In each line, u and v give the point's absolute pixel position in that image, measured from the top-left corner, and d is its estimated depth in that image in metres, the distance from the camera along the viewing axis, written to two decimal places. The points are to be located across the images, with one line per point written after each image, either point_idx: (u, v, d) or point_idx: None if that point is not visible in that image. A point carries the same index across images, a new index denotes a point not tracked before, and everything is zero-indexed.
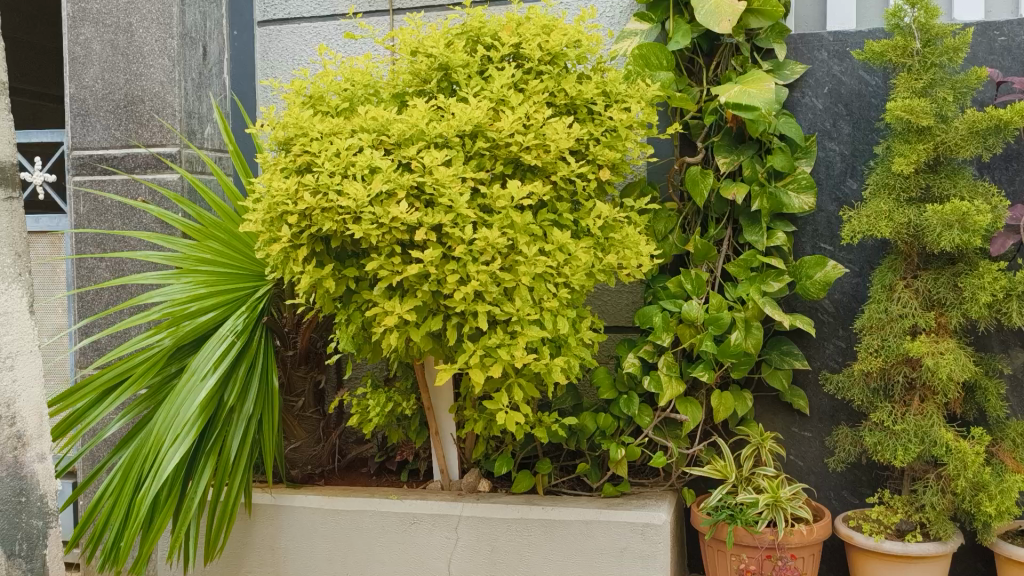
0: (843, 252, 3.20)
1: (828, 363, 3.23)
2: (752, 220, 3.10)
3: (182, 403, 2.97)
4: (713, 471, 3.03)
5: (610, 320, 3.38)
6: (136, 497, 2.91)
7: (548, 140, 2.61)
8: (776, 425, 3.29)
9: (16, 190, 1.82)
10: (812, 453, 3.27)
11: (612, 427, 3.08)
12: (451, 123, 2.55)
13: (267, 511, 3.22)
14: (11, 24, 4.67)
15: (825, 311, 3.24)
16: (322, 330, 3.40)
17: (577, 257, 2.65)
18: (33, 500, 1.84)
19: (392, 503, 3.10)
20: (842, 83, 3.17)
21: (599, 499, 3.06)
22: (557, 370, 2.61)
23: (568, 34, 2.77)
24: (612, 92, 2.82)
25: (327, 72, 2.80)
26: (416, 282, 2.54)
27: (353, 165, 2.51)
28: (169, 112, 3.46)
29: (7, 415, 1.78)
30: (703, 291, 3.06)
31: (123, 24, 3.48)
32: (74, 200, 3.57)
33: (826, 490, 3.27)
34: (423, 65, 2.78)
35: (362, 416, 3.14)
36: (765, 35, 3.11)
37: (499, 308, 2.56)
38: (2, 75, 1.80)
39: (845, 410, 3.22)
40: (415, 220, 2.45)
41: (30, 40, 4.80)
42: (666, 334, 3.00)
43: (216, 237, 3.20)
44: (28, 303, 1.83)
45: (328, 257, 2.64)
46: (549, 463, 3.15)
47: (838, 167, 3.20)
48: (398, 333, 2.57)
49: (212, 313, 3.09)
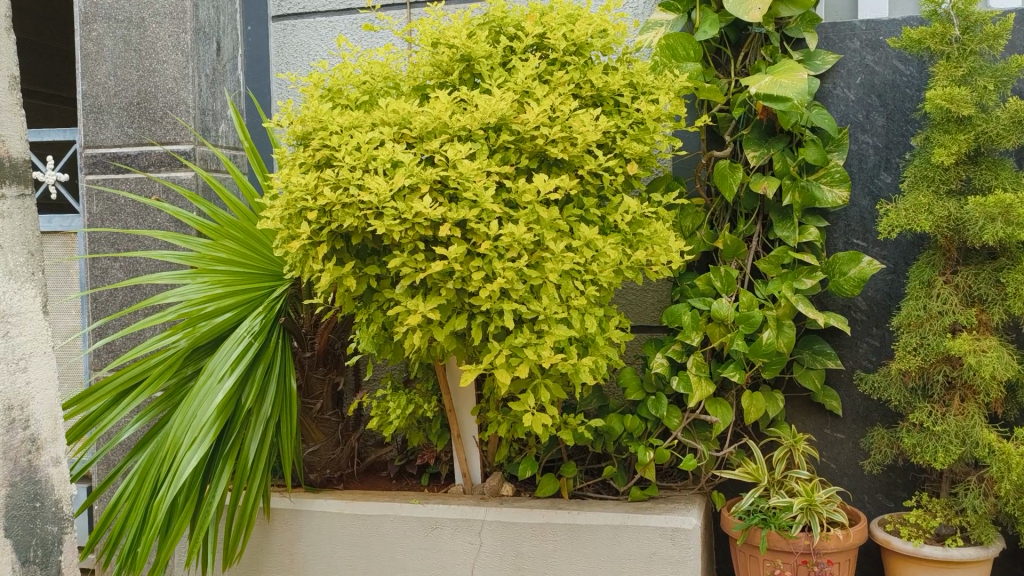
0: (877, 248, 3.11)
1: (862, 363, 3.13)
2: (783, 216, 3.02)
3: (198, 406, 2.89)
4: (745, 474, 2.93)
5: (636, 319, 3.29)
6: (152, 503, 2.83)
7: (576, 132, 2.53)
8: (808, 427, 3.19)
9: (29, 187, 1.76)
10: (845, 456, 3.17)
11: (640, 429, 2.99)
12: (475, 116, 2.46)
13: (286, 516, 3.16)
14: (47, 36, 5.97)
15: (858, 309, 3.14)
16: (341, 330, 3.32)
17: (606, 253, 2.56)
18: (48, 506, 1.76)
19: (414, 508, 3.02)
20: (875, 72, 3.08)
21: (626, 503, 2.97)
22: (584, 371, 2.53)
23: (594, 24, 2.68)
24: (640, 84, 2.74)
25: (346, 64, 2.72)
26: (440, 279, 2.46)
27: (374, 159, 2.43)
28: (183, 108, 3.39)
29: (22, 417, 1.71)
30: (733, 288, 2.96)
31: (136, 19, 3.42)
32: (87, 199, 3.50)
33: (861, 494, 3.17)
34: (444, 56, 2.66)
35: (382, 419, 3.06)
36: (795, 24, 3.02)
37: (525, 306, 2.46)
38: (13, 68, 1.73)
39: (880, 411, 3.12)
40: (439, 216, 2.37)
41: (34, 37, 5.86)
42: (696, 333, 2.91)
43: (232, 235, 3.11)
44: (42, 303, 1.76)
45: (348, 255, 2.56)
46: (574, 467, 3.05)
47: (871, 160, 3.10)
48: (421, 333, 2.49)
49: (228, 313, 3.02)
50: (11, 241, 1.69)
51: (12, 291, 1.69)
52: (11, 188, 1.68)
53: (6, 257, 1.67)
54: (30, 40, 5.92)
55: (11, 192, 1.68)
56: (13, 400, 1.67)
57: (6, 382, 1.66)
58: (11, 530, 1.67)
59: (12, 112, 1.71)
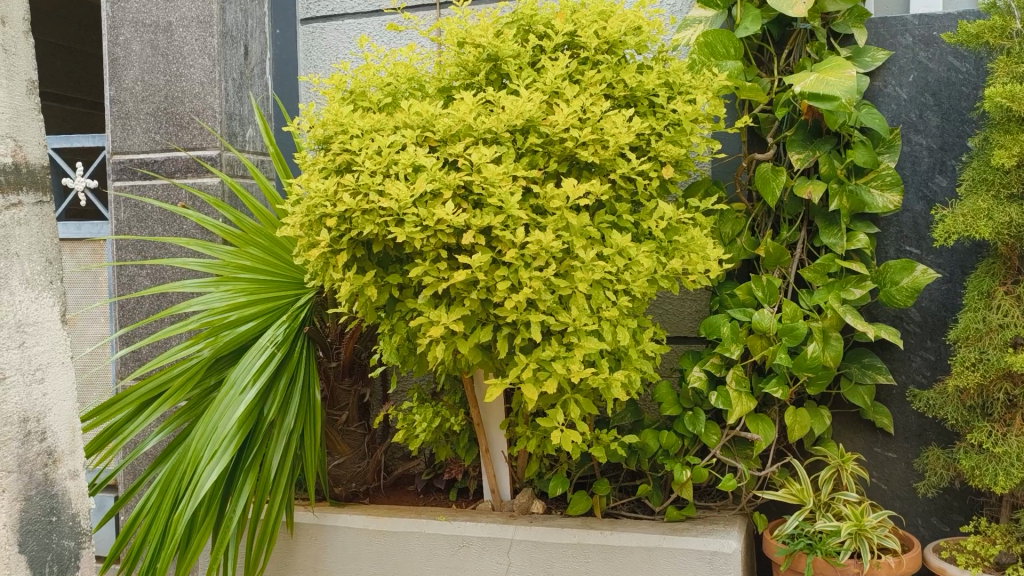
0: (931, 255, 2.92)
1: (916, 378, 2.95)
2: (830, 221, 2.85)
3: (220, 417, 2.79)
4: (789, 495, 2.76)
5: (673, 330, 3.14)
6: (172, 516, 2.74)
7: (607, 134, 2.40)
8: (857, 445, 3.01)
9: (46, 194, 1.83)
10: (896, 477, 2.98)
11: (677, 446, 2.84)
12: (501, 118, 2.35)
13: (311, 531, 3.08)
14: (68, 37, 6.45)
15: (911, 320, 2.96)
16: (367, 340, 3.23)
17: (639, 261, 2.43)
18: (65, 520, 1.81)
19: (440, 525, 2.91)
20: (929, 70, 2.90)
21: (662, 523, 2.82)
22: (616, 386, 2.40)
23: (627, 21, 2.55)
24: (676, 83, 2.60)
25: (369, 66, 2.63)
26: (463, 290, 2.34)
27: (396, 164, 2.33)
28: (209, 113, 3.34)
29: (38, 430, 1.76)
30: (776, 298, 2.81)
31: (163, 24, 3.37)
32: (115, 206, 3.48)
33: (914, 518, 2.98)
34: (470, 56, 2.55)
35: (408, 432, 2.96)
36: (843, 19, 2.86)
37: (554, 317, 2.34)
38: (33, 74, 1.81)
39: (935, 429, 2.93)
40: (462, 222, 2.25)
41: (61, 43, 6.38)
42: (736, 345, 2.75)
43: (257, 242, 3.04)
44: (60, 312, 1.83)
45: (370, 263, 2.45)
46: (607, 484, 2.91)
47: (925, 162, 2.92)
48: (445, 345, 2.36)
49: (252, 323, 2.93)
50: (28, 248, 1.75)
51: (30, 301, 1.75)
52: (28, 194, 1.76)
53: (23, 266, 1.74)
54: (56, 46, 6.45)
55: (28, 199, 1.76)
56: (29, 412, 1.73)
57: (22, 393, 1.71)
58: (27, 545, 1.71)
59: (30, 117, 1.78)
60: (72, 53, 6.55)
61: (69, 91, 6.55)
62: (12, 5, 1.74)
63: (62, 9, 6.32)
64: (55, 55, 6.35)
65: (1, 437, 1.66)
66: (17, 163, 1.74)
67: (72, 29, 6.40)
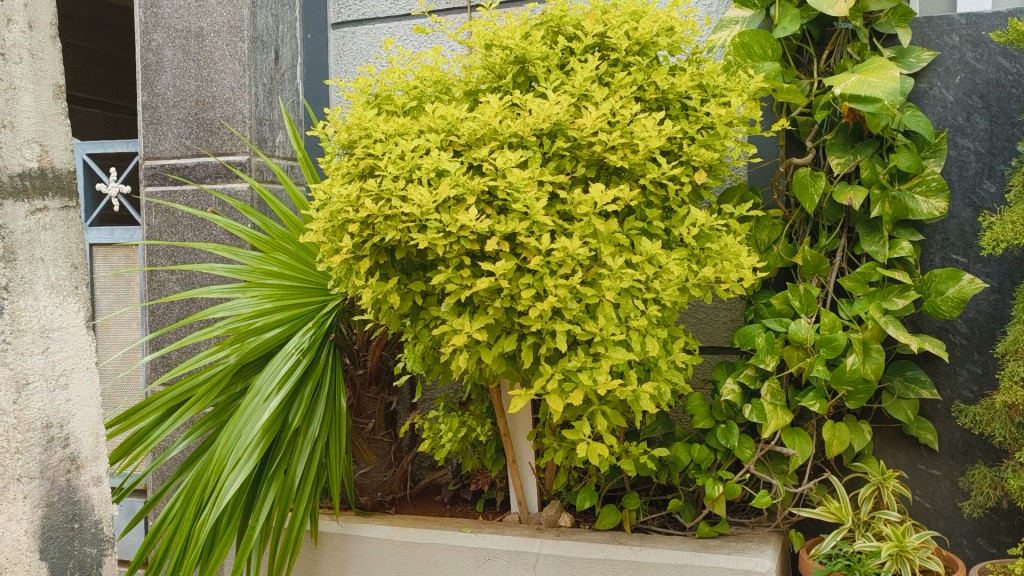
0: (979, 264, 2.79)
1: (961, 393, 2.81)
2: (871, 228, 2.74)
3: (244, 424, 2.76)
4: (826, 513, 2.66)
5: (706, 340, 3.05)
6: (196, 524, 2.71)
7: (637, 138, 2.33)
8: (899, 462, 2.88)
9: (73, 199, 1.80)
10: (941, 495, 2.85)
11: (709, 461, 2.74)
12: (527, 122, 2.29)
13: (335, 540, 3.04)
14: (108, 43, 6.59)
15: (958, 332, 2.83)
16: (394, 347, 3.18)
17: (669, 269, 2.35)
18: (87, 527, 1.79)
19: (465, 537, 2.85)
20: (977, 71, 2.78)
21: (693, 540, 2.72)
22: (645, 398, 2.32)
23: (660, 21, 2.48)
24: (710, 85, 2.53)
25: (395, 69, 2.58)
26: (487, 298, 2.28)
27: (419, 168, 2.28)
28: (239, 118, 3.33)
29: (61, 436, 1.74)
30: (814, 308, 2.71)
31: (195, 29, 3.38)
32: (146, 211, 3.49)
33: (959, 538, 2.84)
34: (497, 58, 2.50)
35: (434, 442, 2.90)
36: (887, 19, 2.76)
37: (580, 327, 2.28)
38: (61, 78, 1.79)
39: (982, 446, 2.79)
40: (486, 228, 2.19)
41: (99, 49, 6.51)
42: (771, 357, 2.66)
43: (284, 248, 3.02)
44: (85, 318, 1.80)
45: (393, 270, 2.41)
46: (637, 498, 2.83)
47: (972, 167, 2.80)
48: (468, 355, 2.31)
49: (278, 329, 2.89)
50: (54, 253, 1.73)
51: (55, 306, 1.73)
52: (54, 199, 1.74)
53: (48, 270, 1.72)
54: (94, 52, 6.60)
55: (54, 204, 1.74)
56: (52, 418, 1.71)
57: (45, 398, 1.69)
58: (48, 552, 1.69)
59: (57, 121, 1.76)
60: (109, 59, 6.70)
61: (104, 97, 6.68)
62: (39, 9, 1.72)
63: (103, 17, 6.47)
64: (93, 62, 6.48)
65: (22, 443, 1.64)
66: (43, 168, 1.72)
67: (111, 35, 6.53)
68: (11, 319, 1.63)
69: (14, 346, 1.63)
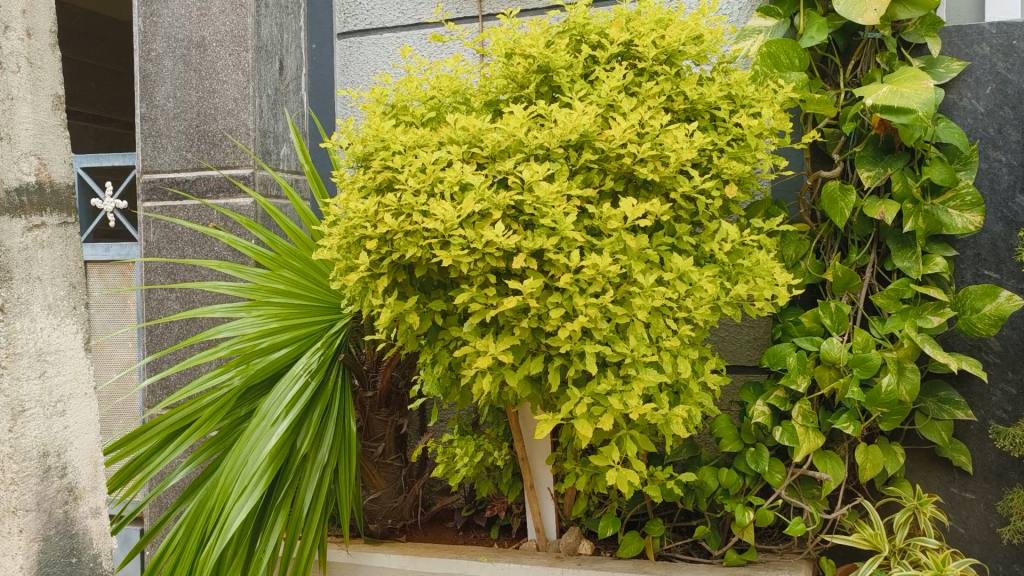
0: (1012, 280, 2.71)
1: (995, 413, 2.72)
2: (903, 244, 2.65)
3: (250, 451, 2.61)
4: (861, 541, 2.53)
5: (730, 359, 2.95)
6: (199, 556, 2.56)
7: (668, 150, 2.24)
8: (932, 485, 2.78)
9: (72, 215, 1.68)
10: (975, 520, 2.75)
11: (737, 485, 2.63)
12: (553, 132, 2.18)
13: (344, 571, 2.91)
14: (96, 54, 6.48)
15: (991, 350, 2.74)
16: (404, 368, 3.07)
17: (702, 287, 2.23)
18: (86, 561, 1.65)
19: (481, 567, 2.71)
20: (1008, 81, 2.70)
21: (721, 568, 2.61)
22: (676, 422, 2.21)
23: (687, 29, 2.38)
24: (739, 96, 2.43)
25: (412, 78, 2.48)
26: (513, 317, 2.17)
27: (441, 182, 2.16)
28: (242, 130, 3.21)
29: (58, 465, 1.60)
30: (845, 327, 2.60)
31: (196, 39, 3.26)
32: (145, 227, 3.37)
33: (994, 565, 2.74)
34: (519, 67, 2.39)
35: (448, 466, 2.76)
36: (915, 27, 2.68)
37: (610, 347, 2.17)
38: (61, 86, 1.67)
39: (1018, 469, 2.70)
40: (513, 245, 2.08)
41: (88, 61, 6.40)
42: (802, 377, 2.56)
43: (290, 265, 2.89)
44: (84, 340, 1.67)
45: (411, 288, 2.30)
46: (661, 524, 2.71)
47: (1004, 180, 2.72)
48: (491, 377, 2.19)
49: (285, 349, 2.75)
50: (51, 272, 1.61)
51: (51, 328, 1.60)
52: (52, 215, 1.62)
53: (45, 290, 1.59)
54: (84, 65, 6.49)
55: (51, 220, 1.61)
56: (49, 446, 1.58)
57: (42, 426, 1.56)
58: None
59: (56, 133, 1.64)
60: (98, 72, 6.57)
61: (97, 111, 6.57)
62: (39, 14, 1.61)
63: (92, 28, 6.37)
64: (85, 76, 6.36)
65: (18, 474, 1.51)
66: (41, 183, 1.59)
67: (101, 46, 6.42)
68: (5, 341, 1.50)
69: (11, 371, 1.51)
